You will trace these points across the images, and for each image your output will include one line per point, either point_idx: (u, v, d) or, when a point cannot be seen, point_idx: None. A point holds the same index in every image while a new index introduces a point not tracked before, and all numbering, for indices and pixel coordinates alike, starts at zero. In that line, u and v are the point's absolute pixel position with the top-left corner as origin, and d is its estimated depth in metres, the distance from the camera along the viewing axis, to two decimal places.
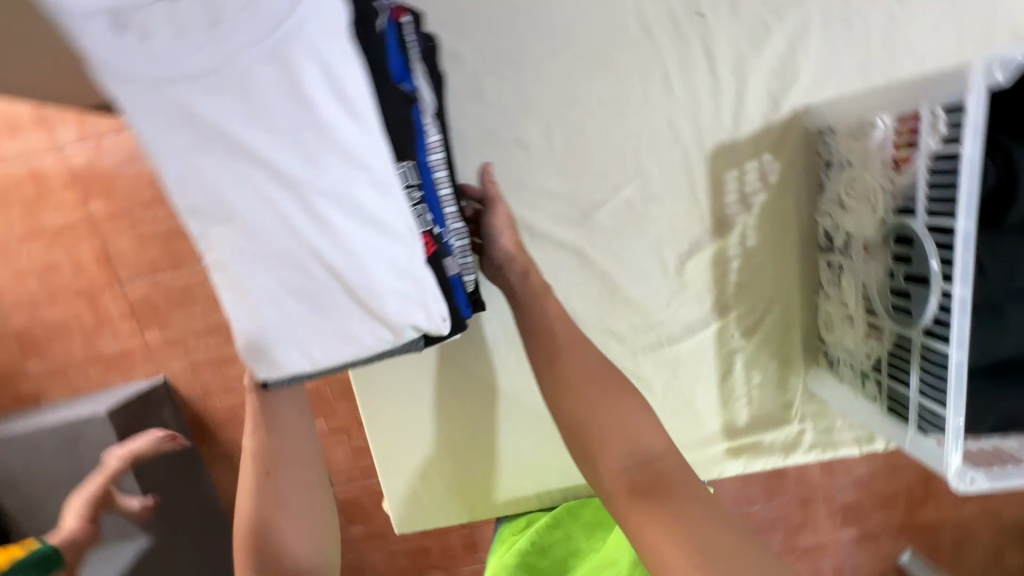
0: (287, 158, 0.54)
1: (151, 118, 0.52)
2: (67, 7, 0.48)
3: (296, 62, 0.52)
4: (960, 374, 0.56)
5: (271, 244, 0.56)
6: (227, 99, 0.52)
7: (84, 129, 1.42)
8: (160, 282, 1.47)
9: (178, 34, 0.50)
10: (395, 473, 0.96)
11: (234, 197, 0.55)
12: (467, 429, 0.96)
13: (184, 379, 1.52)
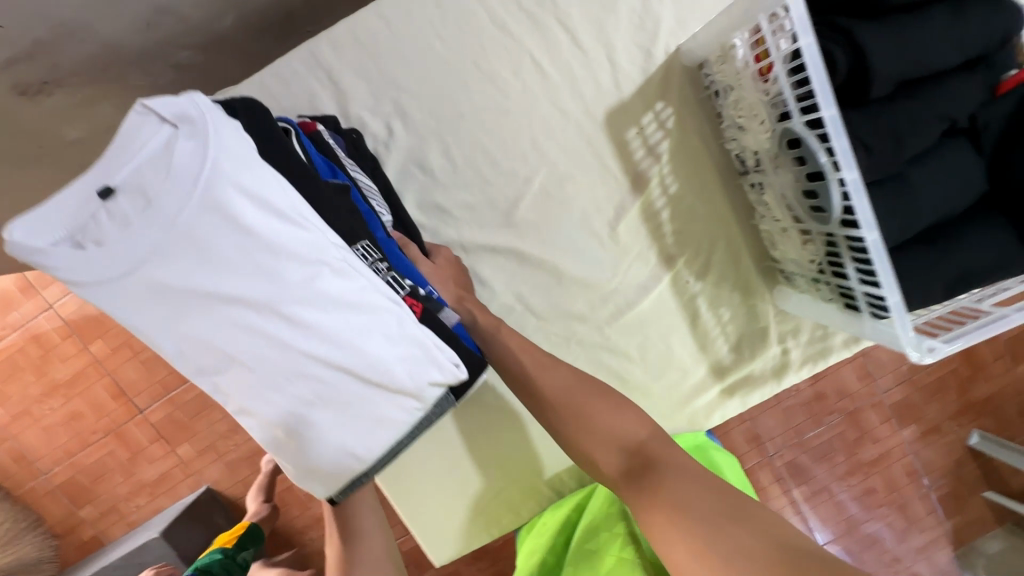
0: (259, 292, 0.55)
1: (135, 314, 0.54)
2: (36, 254, 0.50)
3: (225, 200, 0.52)
4: (879, 250, 0.60)
5: (284, 370, 0.58)
6: (187, 262, 0.53)
7: (68, 281, 1.50)
8: (175, 400, 1.52)
9: (126, 229, 0.51)
10: (423, 507, 1.01)
11: (230, 347, 0.57)
12: (476, 446, 1.01)
13: (226, 481, 1.55)
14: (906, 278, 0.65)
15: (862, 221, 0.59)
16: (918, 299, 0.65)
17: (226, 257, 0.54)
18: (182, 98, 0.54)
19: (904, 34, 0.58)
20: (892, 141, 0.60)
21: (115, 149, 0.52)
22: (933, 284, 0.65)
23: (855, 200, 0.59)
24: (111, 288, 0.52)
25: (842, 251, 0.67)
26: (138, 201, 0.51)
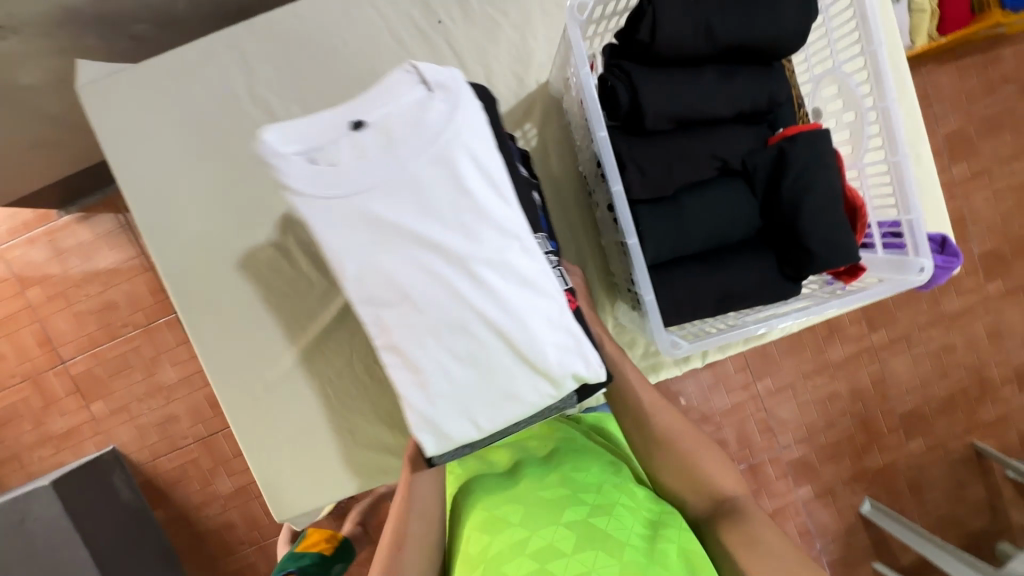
0: (467, 235, 0.67)
1: (335, 230, 0.66)
2: (280, 165, 0.65)
3: (457, 161, 0.66)
4: (637, 257, 0.67)
5: (447, 315, 0.67)
6: (403, 204, 0.65)
7: (14, 227, 1.56)
8: (98, 354, 1.58)
9: (361, 159, 0.65)
10: (271, 453, 0.97)
11: (407, 280, 0.66)
12: (335, 401, 0.98)
13: (134, 445, 1.61)
14: (684, 289, 0.71)
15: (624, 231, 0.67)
16: (693, 311, 0.71)
17: (430, 197, 0.65)
18: (445, 69, 0.68)
19: (671, 76, 0.65)
20: (663, 165, 0.67)
21: (373, 94, 0.67)
22: (707, 299, 0.71)
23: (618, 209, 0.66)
24: (323, 210, 0.65)
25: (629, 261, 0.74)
26: (381, 139, 0.65)
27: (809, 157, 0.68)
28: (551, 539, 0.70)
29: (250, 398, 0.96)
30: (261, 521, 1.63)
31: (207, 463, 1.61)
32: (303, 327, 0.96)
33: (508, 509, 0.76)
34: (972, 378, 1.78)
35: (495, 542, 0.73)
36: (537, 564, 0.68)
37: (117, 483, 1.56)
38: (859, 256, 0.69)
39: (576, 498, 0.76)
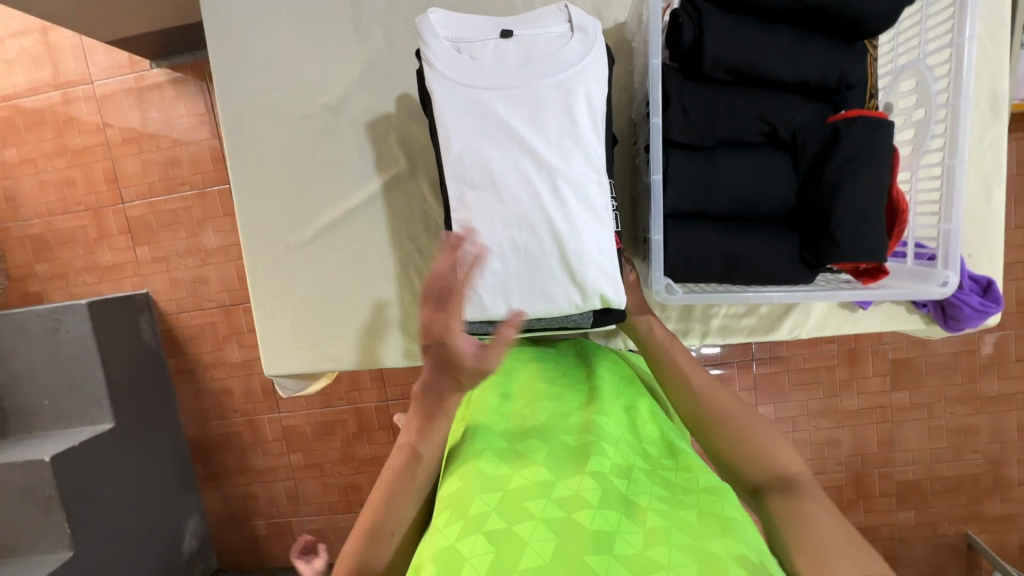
0: (563, 153, 0.71)
1: (453, 108, 0.71)
2: (428, 41, 0.72)
3: (577, 87, 0.71)
4: (658, 194, 0.66)
5: (518, 206, 0.71)
6: (518, 105, 0.71)
7: (111, 65, 1.65)
8: (154, 204, 1.67)
9: (497, 61, 0.72)
10: (276, 311, 1.02)
11: (499, 171, 0.71)
12: (348, 281, 1.01)
13: (165, 294, 1.69)
14: (694, 245, 0.70)
15: (652, 164, 0.66)
16: (698, 270, 0.71)
17: (542, 114, 0.71)
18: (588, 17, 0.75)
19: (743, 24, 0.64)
20: (708, 114, 0.66)
21: (527, 19, 0.76)
22: (712, 261, 0.70)
23: (653, 145, 0.66)
24: (453, 88, 0.71)
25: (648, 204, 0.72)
26: (518, 52, 0.72)
27: (862, 143, 0.65)
28: (576, 489, 0.62)
29: (269, 256, 1.00)
30: (255, 398, 1.69)
31: (223, 330, 1.68)
32: (331, 200, 0.99)
33: (523, 451, 0.69)
34: (988, 467, 1.67)
35: (511, 479, 0.64)
36: (559, 511, 0.59)
37: (142, 324, 1.64)
38: (885, 258, 0.66)
39: (599, 452, 0.68)
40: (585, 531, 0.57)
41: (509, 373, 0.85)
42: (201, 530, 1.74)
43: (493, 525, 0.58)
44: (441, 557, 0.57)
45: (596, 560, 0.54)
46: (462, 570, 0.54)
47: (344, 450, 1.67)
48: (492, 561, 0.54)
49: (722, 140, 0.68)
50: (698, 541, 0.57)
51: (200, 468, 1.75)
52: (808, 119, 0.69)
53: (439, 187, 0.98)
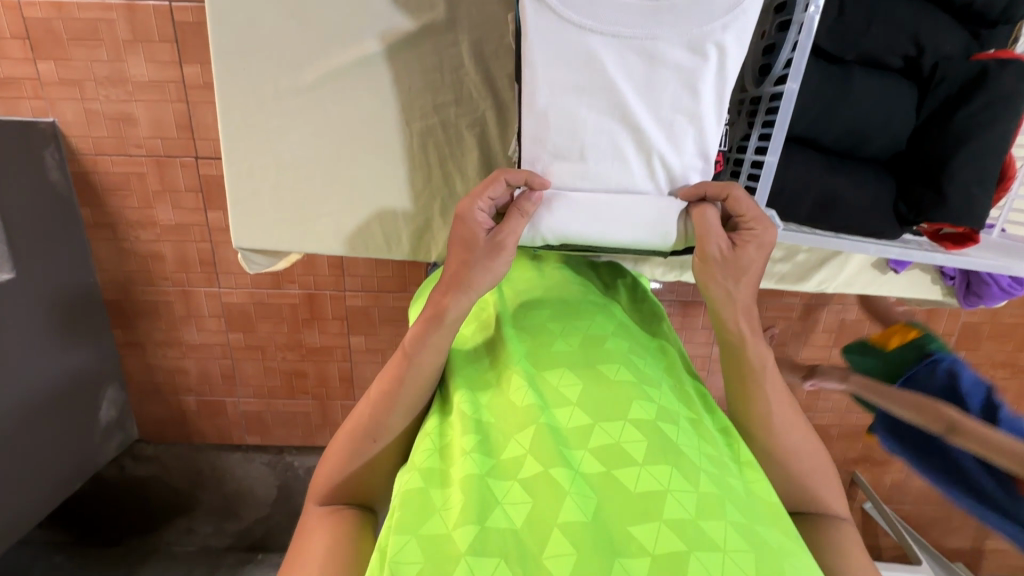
0: (671, 134, 0.65)
1: (549, 39, 0.60)
2: None
3: (704, 46, 0.61)
4: (788, 107, 0.60)
5: (602, 168, 0.66)
6: (625, 56, 0.61)
7: None
8: (64, 5, 1.20)
9: None
10: (253, 171, 0.83)
11: (587, 124, 0.64)
12: (352, 151, 0.83)
13: (78, 129, 1.29)
14: (797, 177, 0.66)
15: (792, 69, 0.58)
16: (790, 206, 0.67)
17: (657, 85, 0.63)
18: None
19: None
20: (865, 21, 0.61)
21: None
22: (807, 198, 0.67)
23: (799, 50, 0.58)
24: (560, 27, 0.60)
25: (758, 115, 0.65)
26: None
27: (1014, 89, 0.60)
28: (619, 438, 0.53)
29: (255, 99, 0.80)
30: (191, 267, 1.41)
31: (155, 184, 1.34)
32: (343, 41, 0.78)
33: (560, 379, 0.59)
34: None
35: (551, 417, 0.54)
36: (599, 465, 0.51)
37: (47, 160, 1.28)
38: (983, 225, 0.64)
39: (645, 397, 0.57)
40: (630, 494, 0.48)
41: (535, 287, 0.73)
42: (120, 399, 1.53)
43: (530, 468, 0.49)
44: (470, 487, 0.48)
45: (643, 531, 0.46)
46: (493, 513, 0.47)
47: (292, 336, 1.49)
48: (531, 512, 0.47)
49: (862, 56, 0.63)
50: (752, 522, 0.49)
51: (119, 334, 1.49)
52: (954, 50, 0.63)
53: (481, 49, 0.80)
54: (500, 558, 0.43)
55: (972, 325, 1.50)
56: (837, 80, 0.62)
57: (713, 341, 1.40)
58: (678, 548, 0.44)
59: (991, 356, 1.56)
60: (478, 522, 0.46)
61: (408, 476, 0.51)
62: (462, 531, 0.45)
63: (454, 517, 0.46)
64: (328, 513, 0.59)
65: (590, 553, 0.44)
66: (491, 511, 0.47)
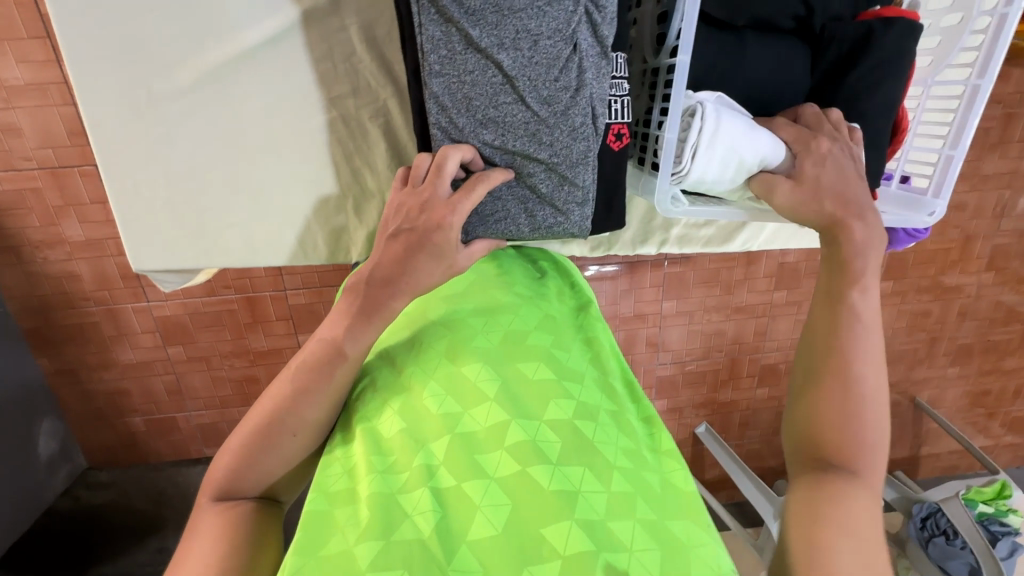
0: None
1: None
2: None
3: None
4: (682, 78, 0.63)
5: None
6: None
7: None
8: None
9: None
10: (141, 184, 0.76)
11: None
12: (246, 156, 0.77)
13: None
14: None
15: (683, 41, 0.60)
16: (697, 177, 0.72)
17: None
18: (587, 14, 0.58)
19: None
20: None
21: None
22: None
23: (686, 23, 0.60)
24: None
25: (659, 84, 0.68)
26: None
27: (893, 47, 0.69)
28: (535, 437, 0.53)
29: (126, 109, 0.73)
30: (113, 284, 1.27)
31: (54, 200, 1.17)
32: (217, 36, 0.72)
33: (478, 376, 0.58)
34: None
35: (466, 421, 0.54)
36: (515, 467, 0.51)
37: None
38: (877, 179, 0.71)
39: (561, 396, 0.57)
40: (543, 495, 0.49)
41: (458, 279, 0.72)
42: (59, 430, 1.41)
43: (444, 480, 0.50)
44: (380, 504, 0.48)
45: (554, 531, 0.46)
46: (401, 527, 0.46)
47: (237, 343, 1.37)
48: (440, 522, 0.47)
49: (755, 21, 0.70)
50: (662, 517, 0.50)
51: (45, 363, 1.35)
52: (843, 12, 0.72)
53: (374, 33, 0.75)
54: (405, 571, 0.43)
55: (900, 255, 1.48)
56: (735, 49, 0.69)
57: (661, 298, 1.42)
58: (586, 548, 0.45)
59: (917, 283, 1.54)
60: (385, 537, 0.45)
61: (316, 498, 0.51)
62: (367, 547, 0.45)
63: (364, 529, 0.46)
64: (225, 504, 0.56)
65: (497, 564, 0.44)
66: (400, 524, 0.47)
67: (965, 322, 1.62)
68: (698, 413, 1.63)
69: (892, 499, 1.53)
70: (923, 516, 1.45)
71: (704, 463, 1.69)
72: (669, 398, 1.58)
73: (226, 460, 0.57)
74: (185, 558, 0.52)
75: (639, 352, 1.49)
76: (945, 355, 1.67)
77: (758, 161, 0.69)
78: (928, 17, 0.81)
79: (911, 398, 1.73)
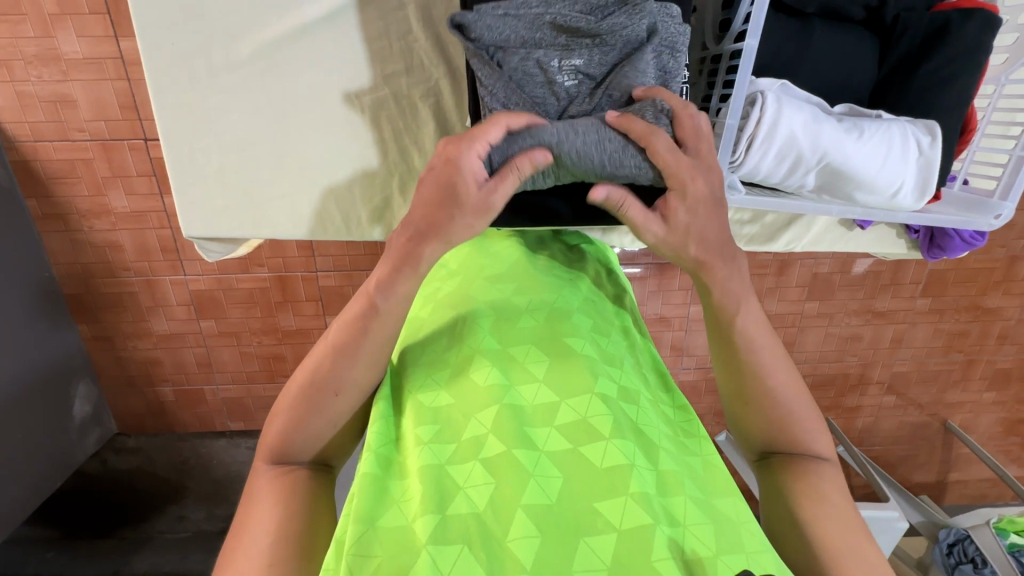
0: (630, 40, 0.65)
1: None
2: None
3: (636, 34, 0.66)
4: (749, 63, 0.64)
5: None
6: None
7: None
8: None
9: None
10: (197, 155, 0.79)
11: None
12: (300, 130, 0.79)
13: (10, 114, 1.15)
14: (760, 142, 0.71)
15: (751, 24, 0.62)
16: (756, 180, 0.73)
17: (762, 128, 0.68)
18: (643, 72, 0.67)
19: None
20: None
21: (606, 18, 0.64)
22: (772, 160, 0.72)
23: (755, 8, 0.62)
24: None
25: (719, 72, 0.70)
26: None
27: (971, 40, 0.69)
28: (584, 412, 0.53)
29: (188, 78, 0.75)
30: (153, 256, 1.30)
31: (104, 171, 1.21)
32: (280, 9, 0.73)
33: (525, 356, 0.58)
34: (860, 369, 1.57)
35: (514, 397, 0.54)
36: (565, 441, 0.51)
37: None
38: (934, 170, 0.70)
39: (605, 376, 0.57)
40: (596, 469, 0.49)
41: (499, 258, 0.71)
42: (94, 395, 1.45)
43: (493, 453, 0.50)
44: (432, 477, 0.48)
45: (609, 505, 0.46)
46: (455, 501, 0.47)
47: (267, 321, 1.39)
48: (494, 494, 0.47)
49: (823, 8, 0.71)
50: (707, 498, 0.52)
51: (84, 328, 1.39)
52: (917, 4, 0.72)
53: (430, 13, 0.76)
54: (463, 543, 0.44)
55: (941, 272, 1.43)
56: (801, 36, 0.71)
57: (689, 301, 1.40)
58: (644, 522, 0.45)
59: (957, 302, 1.49)
60: (440, 510, 0.45)
61: (369, 460, 0.51)
62: (425, 521, 0.45)
63: (419, 505, 0.46)
64: (277, 472, 0.57)
65: (554, 534, 0.45)
66: (454, 498, 0.47)
67: (1004, 346, 1.57)
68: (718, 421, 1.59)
69: (917, 523, 1.48)
70: (949, 542, 1.39)
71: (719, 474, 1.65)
72: (690, 405, 1.55)
73: (278, 422, 0.58)
74: (246, 523, 0.54)
75: (663, 355, 1.47)
76: (982, 379, 1.61)
77: (817, 159, 0.68)
78: (1004, 14, 0.79)
79: (942, 420, 1.67)
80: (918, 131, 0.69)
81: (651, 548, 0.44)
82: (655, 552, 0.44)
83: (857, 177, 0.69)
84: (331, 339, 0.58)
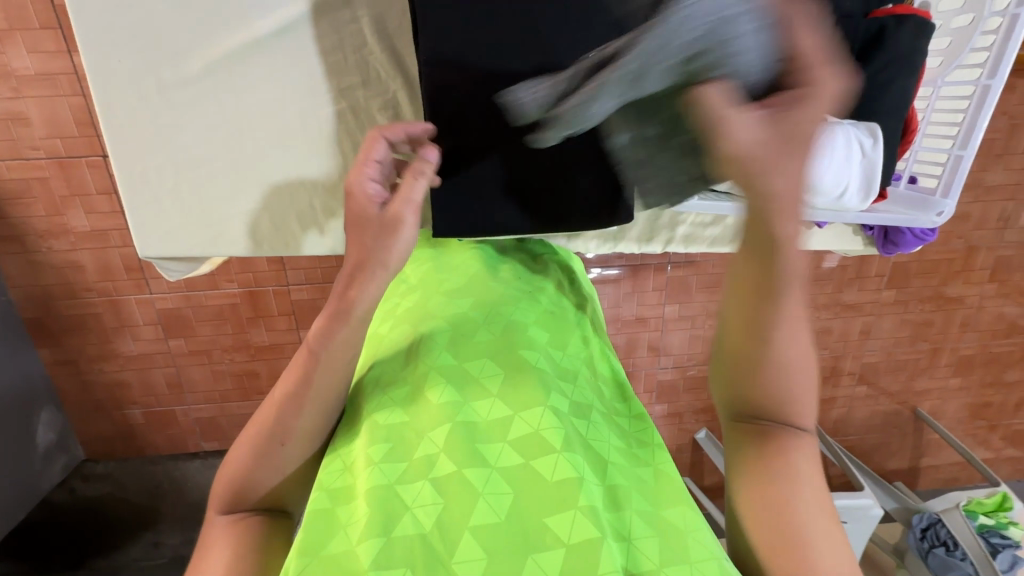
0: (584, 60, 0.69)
1: None
2: None
3: None
4: None
5: None
6: None
7: None
8: None
9: None
10: (149, 175, 0.77)
11: None
12: (255, 145, 0.77)
13: None
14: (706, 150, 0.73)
15: None
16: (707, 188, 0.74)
17: None
18: None
19: None
20: None
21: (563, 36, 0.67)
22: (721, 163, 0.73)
23: None
24: None
25: None
26: None
27: (907, 44, 0.71)
28: (536, 428, 0.53)
29: (136, 95, 0.73)
30: (116, 275, 1.27)
31: (61, 189, 1.17)
32: (229, 23, 0.72)
33: (479, 370, 0.58)
34: (831, 361, 1.60)
35: (467, 413, 0.54)
36: (516, 457, 0.51)
37: None
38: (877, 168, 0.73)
39: (559, 389, 0.57)
40: (545, 485, 0.49)
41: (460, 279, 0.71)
42: (58, 421, 1.40)
43: (443, 472, 0.49)
44: (380, 497, 0.47)
45: (556, 521, 0.47)
46: (402, 521, 0.46)
47: (238, 337, 1.36)
48: (442, 514, 0.47)
49: None
50: (660, 508, 0.52)
51: (46, 353, 1.34)
52: (857, 10, 0.75)
53: (385, 24, 0.76)
54: (408, 565, 0.43)
55: (904, 264, 1.47)
56: None
57: (664, 302, 1.41)
58: (589, 536, 0.45)
59: (921, 292, 1.54)
60: (386, 532, 0.45)
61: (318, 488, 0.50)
62: (370, 545, 0.44)
63: (365, 526, 0.45)
64: (234, 515, 0.56)
65: (500, 553, 0.45)
66: (401, 518, 0.46)
67: (967, 333, 1.62)
68: (698, 418, 1.61)
69: (891, 510, 1.52)
70: (922, 527, 1.42)
71: (701, 470, 1.67)
72: (670, 403, 1.57)
73: (233, 470, 0.56)
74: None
75: (640, 356, 1.48)
76: (947, 366, 1.67)
77: None
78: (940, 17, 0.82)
79: (911, 407, 1.72)
80: (861, 133, 0.71)
81: (596, 562, 0.44)
82: (601, 567, 0.44)
83: (804, 185, 0.72)
84: (284, 391, 0.56)
